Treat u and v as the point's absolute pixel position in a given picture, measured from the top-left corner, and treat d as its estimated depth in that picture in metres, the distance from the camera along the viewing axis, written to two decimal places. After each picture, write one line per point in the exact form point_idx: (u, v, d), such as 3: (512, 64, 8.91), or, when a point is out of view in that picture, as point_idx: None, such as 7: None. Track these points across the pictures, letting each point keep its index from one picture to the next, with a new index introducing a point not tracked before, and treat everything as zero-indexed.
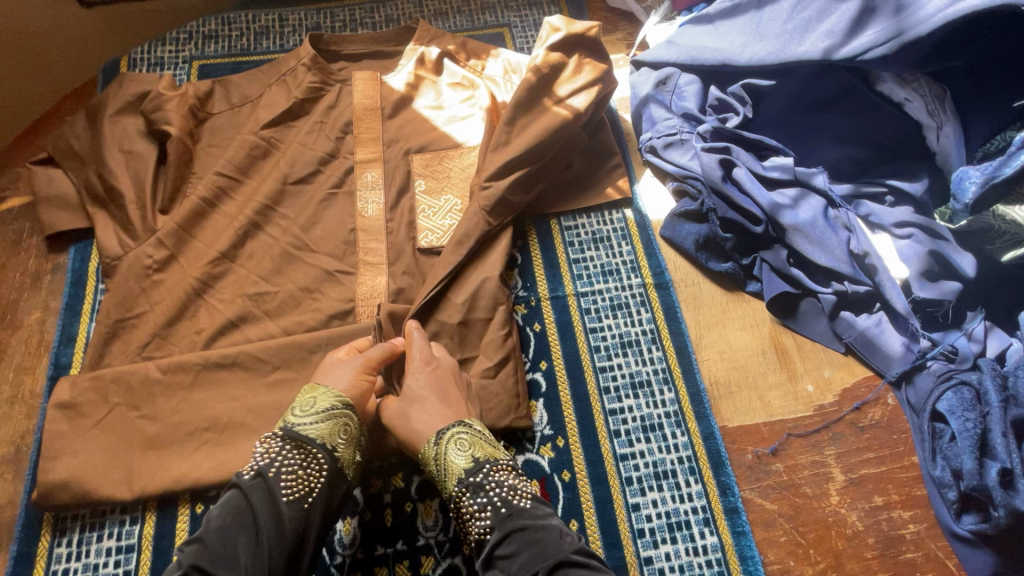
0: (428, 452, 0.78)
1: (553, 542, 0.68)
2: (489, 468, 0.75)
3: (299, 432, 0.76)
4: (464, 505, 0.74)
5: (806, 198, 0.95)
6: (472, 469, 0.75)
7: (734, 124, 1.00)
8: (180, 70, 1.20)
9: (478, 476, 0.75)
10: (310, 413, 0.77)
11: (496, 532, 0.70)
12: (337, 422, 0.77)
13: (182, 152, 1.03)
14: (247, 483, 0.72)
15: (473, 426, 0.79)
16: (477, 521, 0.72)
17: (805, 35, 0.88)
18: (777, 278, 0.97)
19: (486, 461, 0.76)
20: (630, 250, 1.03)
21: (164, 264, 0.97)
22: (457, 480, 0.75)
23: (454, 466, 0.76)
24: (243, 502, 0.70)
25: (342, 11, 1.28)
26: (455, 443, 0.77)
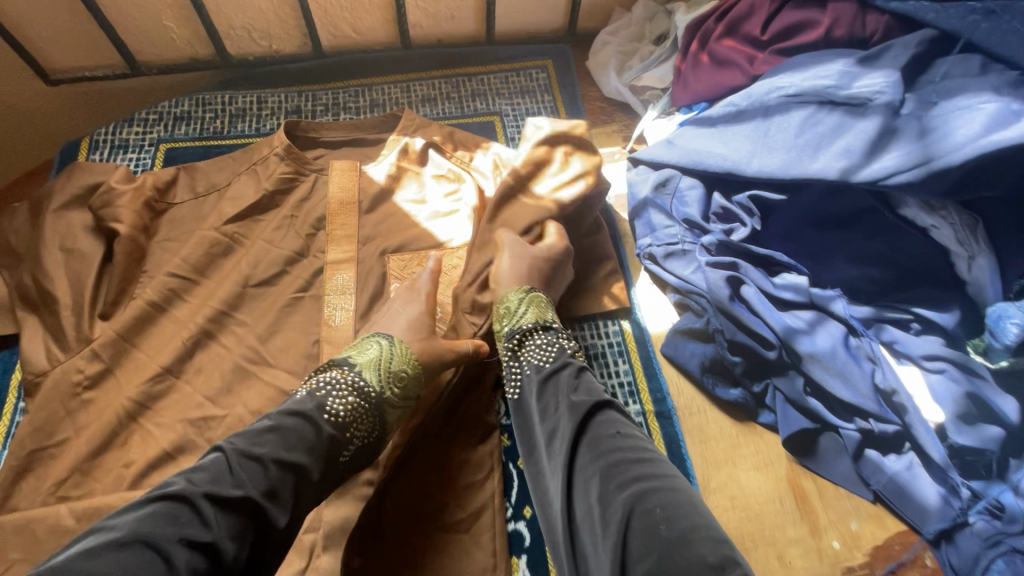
0: (507, 300, 0.85)
1: (606, 416, 0.66)
2: (547, 331, 0.80)
3: (375, 377, 0.74)
4: (524, 346, 0.80)
5: (823, 324, 0.85)
6: (534, 324, 0.81)
7: (740, 237, 0.91)
8: (144, 154, 1.12)
9: (548, 325, 0.81)
10: (389, 366, 0.76)
11: (555, 362, 0.75)
12: (404, 383, 0.76)
13: (132, 250, 0.93)
14: (309, 411, 0.68)
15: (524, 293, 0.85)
16: (536, 354, 0.77)
17: (819, 151, 0.81)
18: (793, 411, 0.86)
19: (554, 323, 0.82)
20: (628, 370, 0.93)
21: (97, 381, 0.85)
22: (514, 330, 0.82)
23: (523, 318, 0.83)
24: (307, 437, 0.65)
25: (324, 93, 1.22)
26: (512, 303, 0.85)
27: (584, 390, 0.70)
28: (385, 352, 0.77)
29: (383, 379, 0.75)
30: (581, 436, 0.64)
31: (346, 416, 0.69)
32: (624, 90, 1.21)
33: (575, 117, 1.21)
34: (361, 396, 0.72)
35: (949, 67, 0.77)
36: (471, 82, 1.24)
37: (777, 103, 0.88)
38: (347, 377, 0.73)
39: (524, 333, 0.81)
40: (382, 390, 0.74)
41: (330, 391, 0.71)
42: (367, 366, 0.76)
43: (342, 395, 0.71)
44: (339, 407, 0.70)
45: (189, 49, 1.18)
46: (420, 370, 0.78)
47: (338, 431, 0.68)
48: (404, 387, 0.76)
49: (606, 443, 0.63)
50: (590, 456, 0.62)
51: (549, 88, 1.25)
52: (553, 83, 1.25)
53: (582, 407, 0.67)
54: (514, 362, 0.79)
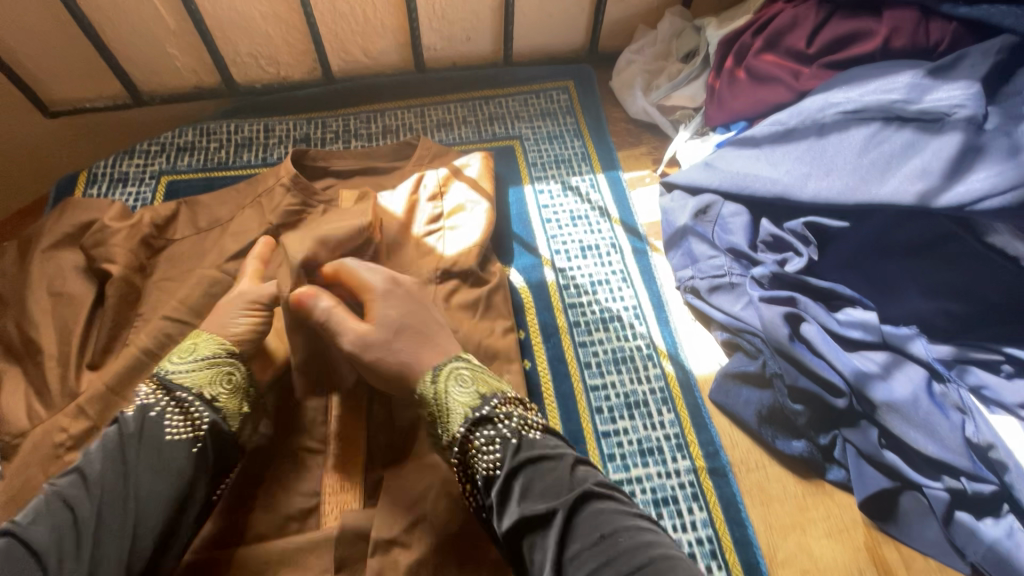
0: (427, 391, 0.69)
1: (593, 511, 0.56)
2: (499, 403, 0.66)
3: (196, 370, 0.65)
4: (473, 448, 0.62)
5: (901, 367, 0.75)
6: (480, 404, 0.65)
7: (795, 267, 0.81)
8: (145, 187, 1.06)
9: (484, 408, 0.65)
10: (206, 357, 0.67)
11: (506, 462, 0.60)
12: (219, 370, 0.67)
13: (126, 292, 0.85)
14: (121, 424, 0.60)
15: (467, 363, 0.71)
16: (486, 455, 0.61)
17: (888, 174, 0.72)
18: (868, 466, 0.75)
19: (501, 395, 0.67)
20: (673, 419, 0.82)
21: (82, 441, 0.76)
22: (462, 420, 0.65)
23: (455, 407, 0.66)
24: (109, 442, 0.58)
25: (335, 120, 1.15)
26: (454, 384, 0.68)
27: (551, 484, 0.58)
28: (195, 348, 0.69)
29: (217, 395, 0.65)
30: (568, 543, 0.54)
31: (150, 403, 0.61)
32: (652, 109, 1.13)
33: (600, 140, 1.13)
34: (183, 394, 0.63)
35: None
36: (488, 105, 1.17)
37: (833, 120, 0.79)
38: (157, 389, 0.64)
39: (464, 435, 0.63)
40: (211, 390, 0.65)
41: (146, 397, 0.62)
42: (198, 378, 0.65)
43: (164, 405, 0.62)
44: (169, 417, 0.61)
45: (194, 78, 1.13)
46: (224, 344, 0.69)
47: (171, 445, 0.59)
48: (233, 371, 0.68)
49: (597, 546, 0.53)
50: (587, 565, 0.52)
51: (571, 109, 1.17)
52: (576, 105, 1.18)
53: (554, 503, 0.56)
54: (479, 434, 0.63)
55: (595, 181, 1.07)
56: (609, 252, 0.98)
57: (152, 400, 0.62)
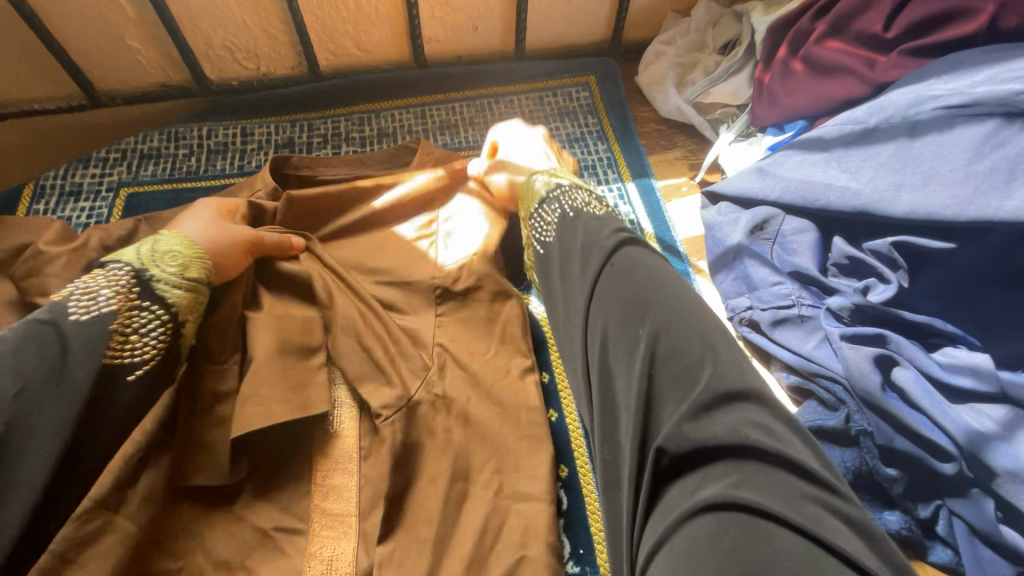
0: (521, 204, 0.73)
1: (627, 254, 0.54)
2: (567, 190, 0.68)
3: (142, 262, 0.57)
4: (541, 210, 0.68)
5: None
6: (554, 189, 0.69)
7: (881, 297, 0.67)
8: (101, 202, 0.91)
9: (554, 192, 0.68)
10: (161, 251, 0.59)
11: (560, 232, 0.63)
12: (184, 259, 0.59)
13: None
14: (66, 328, 0.50)
15: (543, 179, 0.72)
16: (547, 211, 0.67)
17: (1012, 186, 0.57)
18: (985, 548, 0.60)
19: (568, 183, 0.70)
20: None
21: None
22: (536, 203, 0.69)
23: (539, 189, 0.70)
24: (50, 348, 0.48)
25: (322, 122, 1.01)
26: (539, 178, 0.72)
27: (588, 239, 0.59)
28: (149, 243, 0.59)
29: (150, 257, 0.57)
30: (603, 265, 0.54)
31: (107, 309, 0.52)
32: (688, 108, 0.98)
33: (628, 143, 0.98)
34: (121, 288, 0.54)
35: None
36: (498, 104, 1.03)
37: (929, 119, 0.64)
38: (101, 272, 0.55)
39: (540, 199, 0.69)
40: (153, 274, 0.56)
41: (77, 290, 0.53)
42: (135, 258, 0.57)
43: (96, 288, 0.53)
44: (94, 302, 0.52)
45: (160, 74, 0.98)
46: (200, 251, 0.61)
47: (88, 329, 0.51)
48: (182, 266, 0.59)
49: (622, 284, 0.51)
50: (608, 288, 0.52)
51: (593, 108, 1.03)
52: (599, 103, 1.03)
53: (590, 258, 0.56)
54: (555, 203, 0.67)
55: (624, 191, 0.93)
56: None
57: (99, 286, 0.53)
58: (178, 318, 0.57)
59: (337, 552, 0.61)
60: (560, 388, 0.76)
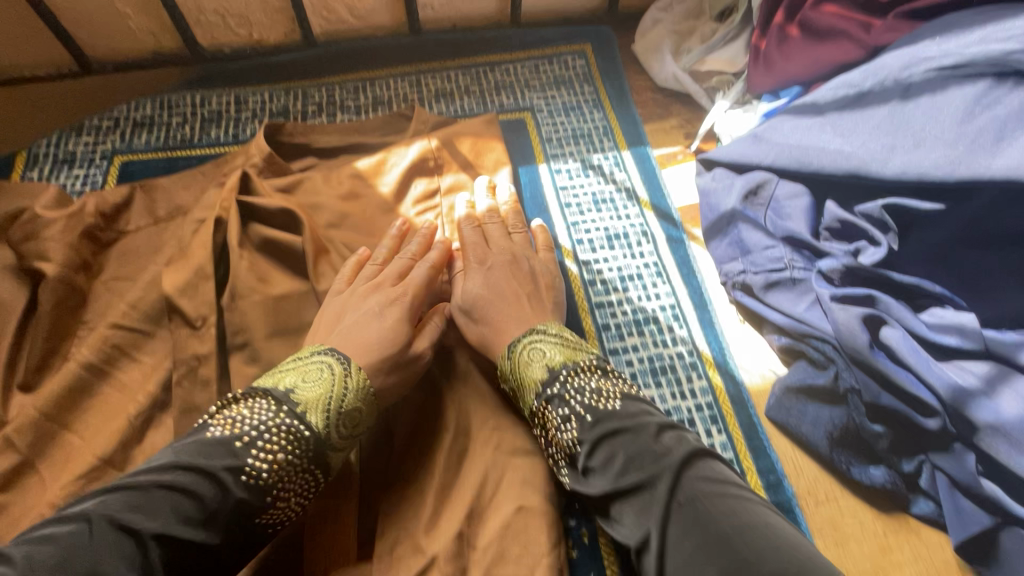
0: (504, 367, 0.64)
1: (691, 481, 0.50)
2: (570, 376, 0.60)
3: (319, 417, 0.56)
4: (548, 415, 0.59)
5: (1008, 381, 0.61)
6: (551, 376, 0.60)
7: (873, 258, 0.67)
8: (94, 170, 0.90)
9: (557, 384, 0.60)
10: (331, 401, 0.57)
11: (586, 440, 0.56)
12: (323, 393, 0.57)
13: (65, 295, 0.71)
14: (222, 476, 0.50)
15: (551, 331, 0.65)
16: (562, 424, 0.58)
17: (1001, 144, 0.58)
18: (965, 501, 0.62)
19: (577, 361, 0.62)
20: (725, 443, 0.69)
21: (10, 480, 0.63)
22: (536, 393, 0.61)
23: (533, 373, 0.62)
24: (199, 494, 0.48)
25: (317, 91, 1.00)
26: (536, 347, 0.63)
27: (635, 449, 0.53)
28: (340, 386, 0.58)
29: (330, 417, 0.56)
30: (670, 496, 0.49)
31: (270, 478, 0.52)
32: (684, 76, 0.97)
33: (624, 112, 0.98)
34: (296, 453, 0.54)
35: None
36: (494, 72, 1.02)
37: (922, 80, 0.65)
38: (281, 412, 0.55)
39: (543, 399, 0.60)
40: (329, 441, 0.56)
41: (252, 425, 0.53)
42: (312, 403, 0.56)
43: (273, 442, 0.53)
44: (263, 466, 0.52)
45: (151, 41, 0.97)
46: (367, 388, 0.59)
47: (242, 490, 0.50)
48: (350, 419, 0.58)
49: (696, 521, 0.47)
50: (687, 534, 0.47)
51: (590, 77, 1.02)
52: (595, 72, 1.02)
53: (639, 476, 0.52)
54: (565, 399, 0.59)
55: (620, 159, 0.93)
56: (640, 241, 0.84)
57: (275, 442, 0.53)
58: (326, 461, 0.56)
59: None
60: None
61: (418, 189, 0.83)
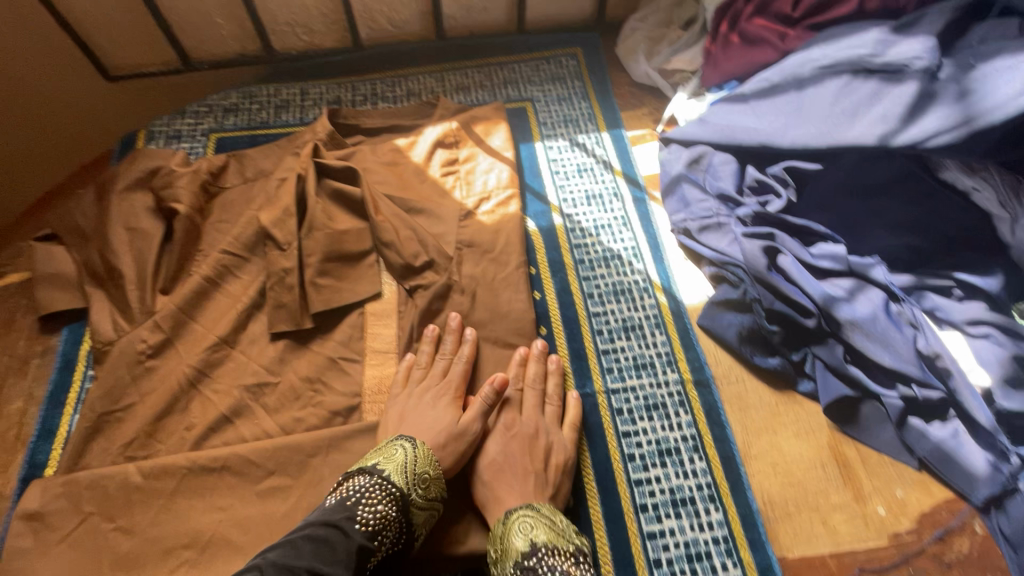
0: (495, 530, 0.72)
1: None
2: (546, 553, 0.67)
3: (395, 472, 0.71)
4: None
5: (864, 291, 0.86)
6: (530, 552, 0.67)
7: (777, 208, 0.92)
8: (197, 143, 1.18)
9: (534, 560, 0.66)
10: (416, 471, 0.72)
11: None
12: (394, 456, 0.73)
13: (190, 229, 0.98)
14: (348, 527, 0.64)
15: (542, 510, 0.72)
16: None
17: (855, 118, 0.82)
18: (834, 379, 0.86)
19: (554, 549, 0.67)
20: (665, 341, 0.94)
21: (159, 350, 0.90)
22: (514, 564, 0.67)
23: (514, 547, 0.69)
24: (336, 550, 0.61)
25: (363, 84, 1.27)
26: (518, 531, 0.70)
27: None
28: (412, 455, 0.73)
29: (408, 478, 0.71)
30: None
31: (377, 527, 0.66)
32: (654, 73, 1.23)
33: (605, 102, 1.23)
34: (390, 505, 0.68)
35: (987, 32, 0.78)
36: (503, 70, 1.28)
37: (810, 75, 0.89)
38: (374, 480, 0.70)
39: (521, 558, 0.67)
40: (411, 495, 0.70)
41: (359, 497, 0.68)
42: (393, 469, 0.72)
43: (372, 499, 0.68)
44: (370, 517, 0.66)
45: (237, 45, 1.24)
46: (433, 453, 0.75)
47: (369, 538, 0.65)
48: (424, 482, 0.72)
49: None
50: None
51: (580, 74, 1.27)
52: (584, 70, 1.28)
53: None
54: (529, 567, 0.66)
55: (601, 139, 1.18)
56: (611, 200, 1.09)
57: (373, 502, 0.68)
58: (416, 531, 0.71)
59: (385, 375, 0.91)
60: (543, 276, 1.01)
61: (439, 158, 1.09)
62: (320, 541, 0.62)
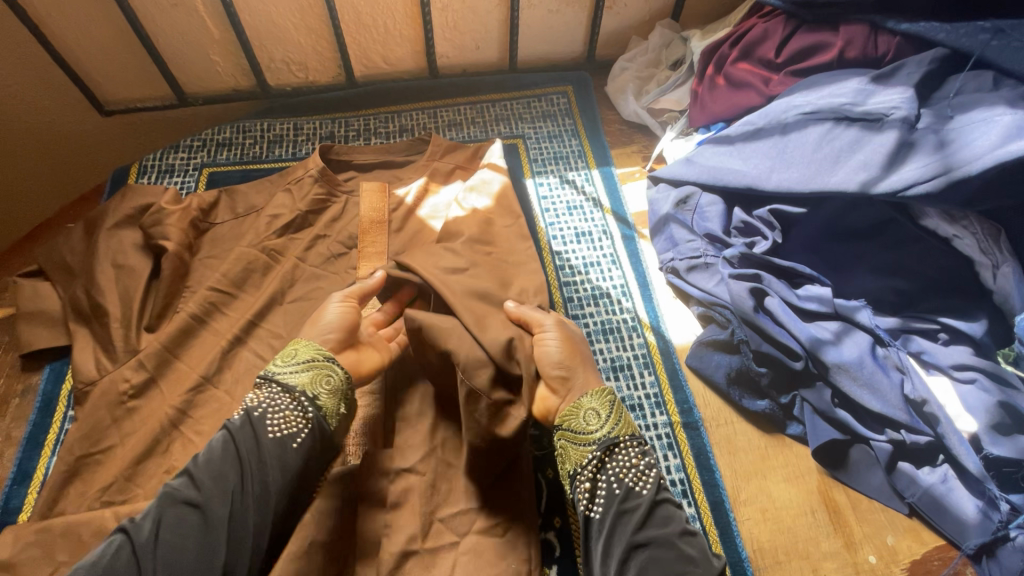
0: (566, 410, 0.74)
1: None
2: (620, 445, 0.70)
3: (279, 373, 0.73)
4: (592, 484, 0.68)
5: (850, 334, 0.86)
6: (608, 440, 0.70)
7: (762, 249, 0.93)
8: (189, 178, 1.19)
9: (613, 445, 0.70)
10: (293, 358, 0.74)
11: (649, 495, 0.66)
12: (317, 372, 0.73)
13: (178, 266, 0.98)
14: (235, 424, 0.69)
15: (603, 403, 0.73)
16: (605, 487, 0.68)
17: (837, 166, 0.84)
18: (822, 422, 0.85)
19: (621, 426, 0.72)
20: (653, 381, 0.94)
21: (141, 390, 0.89)
22: (593, 445, 0.70)
23: (594, 430, 0.71)
24: (227, 443, 0.67)
25: (356, 120, 1.28)
26: (591, 408, 0.72)
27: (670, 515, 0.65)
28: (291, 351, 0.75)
29: (292, 371, 0.73)
30: None
31: (264, 409, 0.70)
32: (642, 112, 1.25)
33: (595, 140, 1.25)
34: (283, 399, 0.71)
35: (963, 83, 0.80)
36: (495, 107, 1.30)
37: (793, 120, 0.91)
38: (271, 390, 0.72)
39: (609, 444, 0.70)
40: (299, 387, 0.72)
41: (249, 398, 0.72)
42: (284, 375, 0.72)
43: (271, 405, 0.70)
44: (256, 405, 0.70)
45: (232, 81, 1.26)
46: (320, 346, 0.76)
47: (258, 433, 0.68)
48: (328, 382, 0.73)
49: None
50: None
51: (570, 111, 1.29)
52: (574, 107, 1.30)
53: (657, 548, 0.62)
54: (601, 478, 0.68)
55: (590, 176, 1.19)
56: (600, 238, 1.10)
57: (257, 397, 0.71)
58: (310, 398, 0.71)
59: None
60: None
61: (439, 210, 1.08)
62: (233, 469, 0.65)
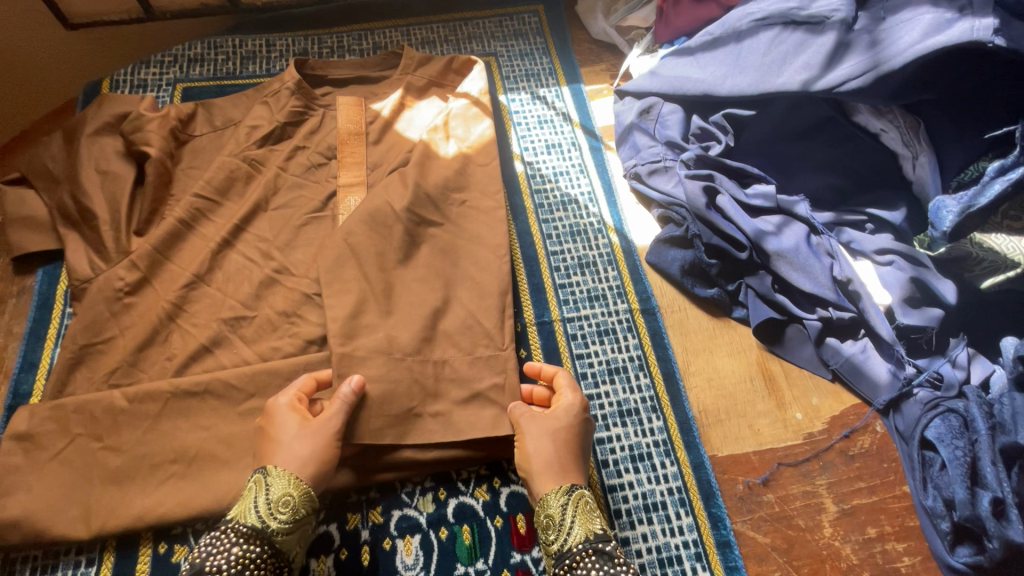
0: (539, 516, 0.74)
1: None
2: (585, 555, 0.69)
3: (262, 521, 0.69)
4: None
5: (789, 226, 0.96)
6: (574, 551, 0.70)
7: (716, 152, 1.01)
8: (163, 92, 1.19)
9: (579, 557, 0.70)
10: (282, 505, 0.71)
11: None
12: (303, 525, 0.73)
13: (161, 173, 1.01)
14: None
15: (568, 504, 0.73)
16: None
17: (783, 68, 0.91)
18: (763, 304, 0.96)
19: (590, 535, 0.71)
20: (616, 275, 1.03)
21: (136, 288, 0.93)
22: (559, 561, 0.71)
23: (561, 539, 0.71)
24: None
25: (330, 37, 1.29)
26: (554, 512, 0.73)
27: None
28: (268, 488, 0.71)
29: (278, 524, 0.70)
30: None
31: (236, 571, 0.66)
32: (611, 31, 1.29)
33: (565, 58, 1.29)
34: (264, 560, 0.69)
35: None
36: (467, 26, 1.32)
37: (748, 28, 0.97)
38: (251, 543, 0.68)
39: (571, 555, 0.70)
40: (282, 545, 0.71)
41: (217, 556, 0.67)
42: (274, 530, 0.70)
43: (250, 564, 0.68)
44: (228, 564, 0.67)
45: None
46: (307, 488, 0.73)
47: None
48: (306, 535, 0.74)
49: None
50: None
51: (541, 30, 1.32)
52: (545, 26, 1.33)
53: None
54: None
55: (561, 92, 1.24)
56: (569, 149, 1.16)
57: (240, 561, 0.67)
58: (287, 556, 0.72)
59: None
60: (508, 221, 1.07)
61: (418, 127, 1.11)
62: None
